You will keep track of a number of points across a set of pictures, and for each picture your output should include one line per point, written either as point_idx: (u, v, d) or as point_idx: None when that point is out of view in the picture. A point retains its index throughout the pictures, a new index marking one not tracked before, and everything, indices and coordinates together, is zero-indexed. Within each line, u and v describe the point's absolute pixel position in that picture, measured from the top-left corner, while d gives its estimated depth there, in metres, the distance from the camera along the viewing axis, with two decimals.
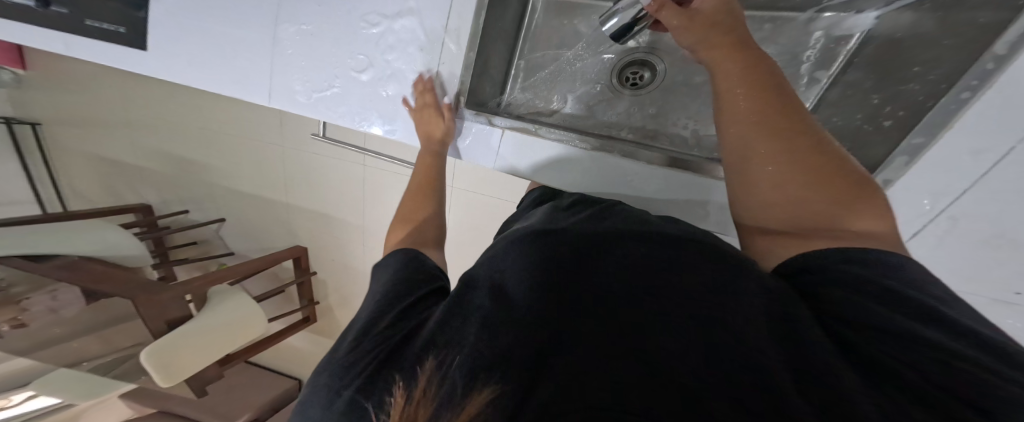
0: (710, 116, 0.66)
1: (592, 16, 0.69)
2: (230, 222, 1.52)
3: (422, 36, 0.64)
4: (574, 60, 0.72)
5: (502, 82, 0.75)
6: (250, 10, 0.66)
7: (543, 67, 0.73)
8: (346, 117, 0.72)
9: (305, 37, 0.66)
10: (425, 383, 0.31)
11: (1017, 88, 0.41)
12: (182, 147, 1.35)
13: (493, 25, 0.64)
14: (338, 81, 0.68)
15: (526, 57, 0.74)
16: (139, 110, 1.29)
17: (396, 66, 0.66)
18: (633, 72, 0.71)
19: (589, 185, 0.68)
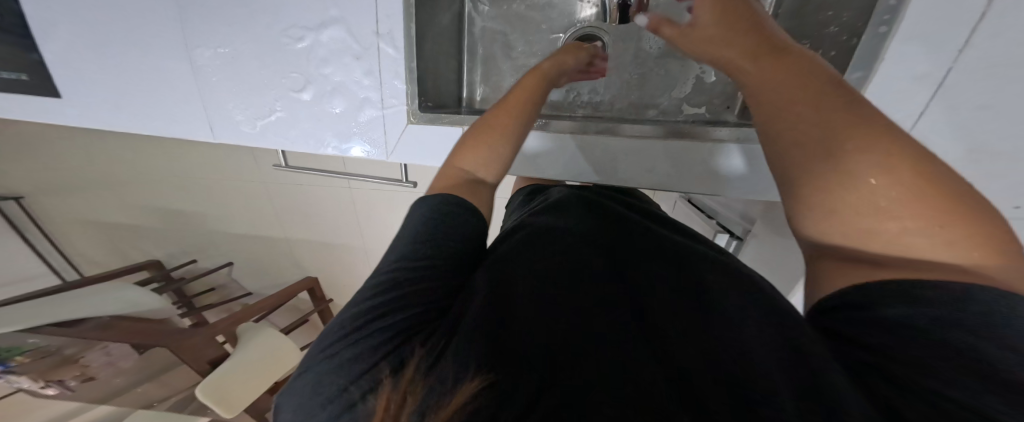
0: (669, 83, 0.61)
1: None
2: (238, 264, 1.51)
3: (355, 43, 0.57)
4: (517, 43, 0.64)
5: (457, 82, 0.67)
6: (163, 44, 0.60)
7: (493, 58, 0.66)
8: (302, 141, 0.69)
9: (226, 61, 0.61)
10: (441, 387, 0.26)
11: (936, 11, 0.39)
12: (165, 199, 1.31)
13: (428, 18, 0.57)
14: (279, 104, 0.65)
15: (473, 45, 0.66)
16: (106, 169, 1.24)
17: (337, 80, 0.61)
18: (586, 49, 0.64)
19: (568, 171, 0.61)
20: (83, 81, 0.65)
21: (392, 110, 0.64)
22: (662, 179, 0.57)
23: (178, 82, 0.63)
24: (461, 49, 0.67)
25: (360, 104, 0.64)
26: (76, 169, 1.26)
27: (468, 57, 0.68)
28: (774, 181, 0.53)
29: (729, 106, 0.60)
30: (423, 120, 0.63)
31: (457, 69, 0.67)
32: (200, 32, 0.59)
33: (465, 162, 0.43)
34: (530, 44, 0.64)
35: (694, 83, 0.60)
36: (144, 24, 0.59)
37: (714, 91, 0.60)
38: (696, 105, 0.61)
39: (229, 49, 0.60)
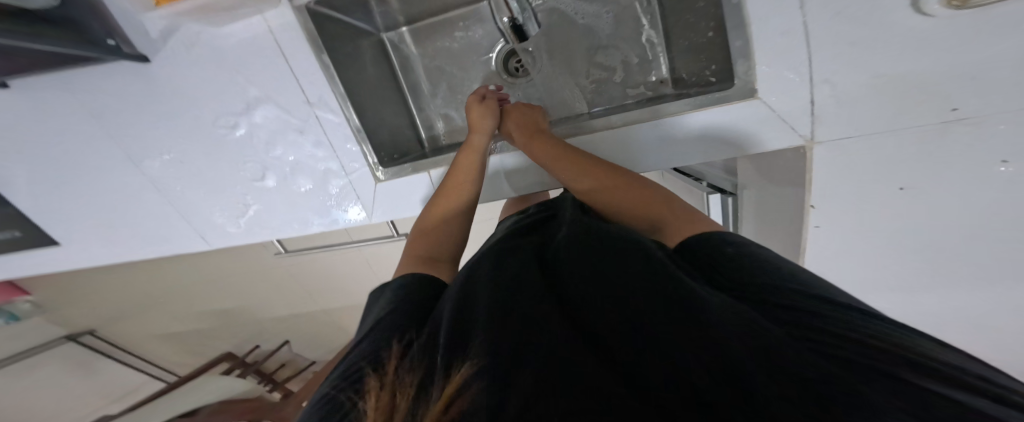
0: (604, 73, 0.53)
1: (454, 29, 0.55)
2: (295, 339, 1.57)
3: (291, 117, 0.52)
4: (447, 74, 0.58)
5: (413, 127, 0.61)
6: (113, 170, 0.57)
7: (440, 89, 0.59)
8: (287, 227, 0.66)
9: (176, 167, 0.57)
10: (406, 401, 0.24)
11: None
12: (212, 301, 1.37)
13: (355, 74, 0.52)
14: (250, 196, 0.63)
15: (410, 82, 0.59)
16: (151, 287, 1.30)
17: (292, 160, 0.57)
18: (516, 62, 0.57)
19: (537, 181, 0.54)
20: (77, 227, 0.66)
21: (356, 174, 0.58)
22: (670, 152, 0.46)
23: (153, 203, 0.62)
24: (403, 91, 0.59)
25: (324, 175, 0.59)
26: (126, 294, 1.32)
27: (412, 94, 0.60)
28: (783, 124, 0.39)
29: (660, 80, 0.52)
30: (390, 174, 0.58)
31: (406, 114, 0.60)
32: (138, 145, 0.54)
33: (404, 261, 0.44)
34: (463, 70, 0.57)
35: (622, 69, 0.52)
36: (86, 158, 0.55)
37: (642, 69, 0.52)
38: (632, 87, 0.52)
39: (172, 154, 0.55)
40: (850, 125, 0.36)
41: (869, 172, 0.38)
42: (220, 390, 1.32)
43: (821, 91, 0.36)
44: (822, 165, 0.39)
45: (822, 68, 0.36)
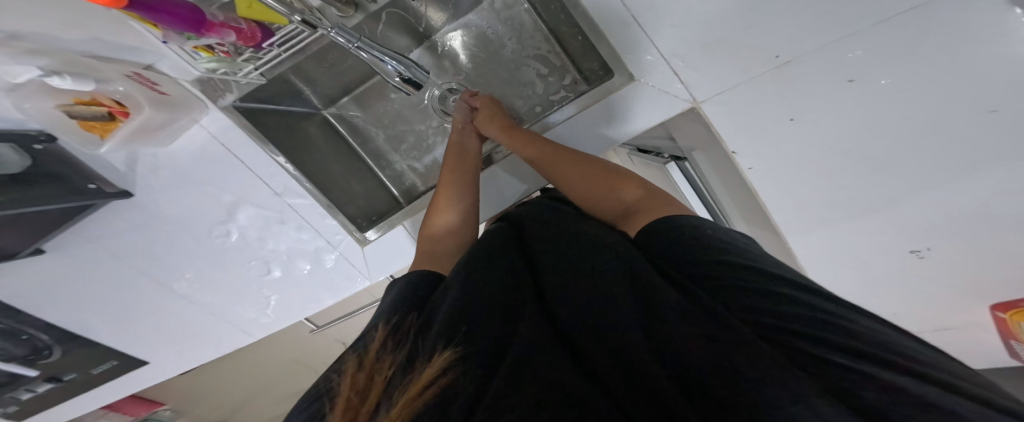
0: (525, 88, 0.54)
1: (387, 92, 0.56)
2: None
3: (268, 210, 0.55)
4: (392, 135, 0.59)
5: (383, 187, 0.60)
6: (143, 299, 0.62)
7: (396, 143, 0.59)
8: (306, 307, 0.69)
9: (196, 280, 0.62)
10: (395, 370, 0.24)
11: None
12: (294, 383, 1.47)
13: (311, 155, 0.53)
14: (266, 289, 0.66)
15: (366, 150, 0.60)
16: (242, 381, 1.43)
17: (284, 248, 0.60)
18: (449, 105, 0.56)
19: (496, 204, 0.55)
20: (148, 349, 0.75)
21: (342, 245, 0.59)
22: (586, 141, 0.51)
23: (192, 316, 0.68)
24: (363, 159, 0.60)
25: (317, 253, 0.61)
26: (225, 391, 1.45)
27: (372, 159, 0.60)
28: (668, 95, 0.45)
29: (577, 80, 0.52)
30: (371, 237, 0.57)
31: (371, 176, 0.60)
32: (157, 271, 0.59)
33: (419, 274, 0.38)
34: (406, 124, 0.58)
35: (540, 81, 0.53)
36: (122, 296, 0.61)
37: (558, 75, 0.53)
38: (553, 95, 0.53)
39: (190, 272, 0.61)
40: (714, 82, 0.42)
41: (761, 109, 0.42)
42: None
43: (677, 63, 0.42)
44: (718, 116, 0.44)
45: (668, 49, 0.42)
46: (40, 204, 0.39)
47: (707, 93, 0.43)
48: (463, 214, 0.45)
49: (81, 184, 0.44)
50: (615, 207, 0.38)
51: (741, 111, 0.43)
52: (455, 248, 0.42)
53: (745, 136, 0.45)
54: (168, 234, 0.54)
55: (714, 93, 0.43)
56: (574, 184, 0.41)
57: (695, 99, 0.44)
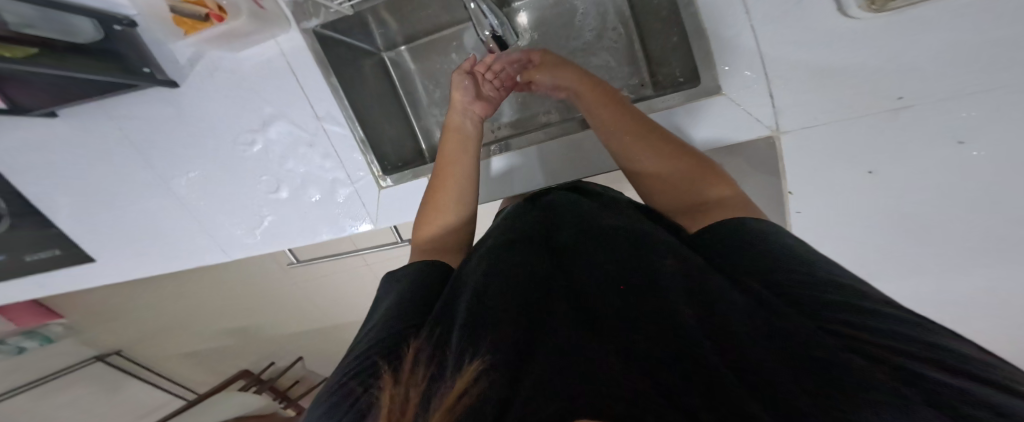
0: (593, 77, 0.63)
1: (449, 51, 0.62)
2: (307, 357, 1.58)
3: (302, 132, 0.58)
4: (439, 93, 0.64)
5: (413, 137, 0.66)
6: (143, 186, 0.65)
7: (439, 100, 0.64)
8: (299, 235, 0.71)
9: (198, 182, 0.64)
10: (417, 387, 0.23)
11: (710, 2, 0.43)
12: (227, 320, 1.40)
13: (359, 91, 0.58)
14: (264, 208, 0.68)
15: (414, 99, 0.65)
16: (169, 307, 1.34)
17: (303, 171, 0.63)
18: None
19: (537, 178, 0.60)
20: (101, 244, 0.72)
21: (361, 182, 0.63)
22: None
23: (173, 219, 0.69)
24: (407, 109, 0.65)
25: (332, 185, 0.64)
26: (146, 315, 1.36)
27: (413, 110, 0.66)
28: (749, 118, 0.45)
29: (643, 82, 0.61)
30: (392, 180, 0.62)
31: (405, 126, 0.65)
32: (168, 164, 0.62)
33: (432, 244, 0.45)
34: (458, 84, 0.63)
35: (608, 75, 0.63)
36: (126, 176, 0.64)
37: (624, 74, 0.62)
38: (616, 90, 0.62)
39: (199, 173, 0.63)
40: (813, 112, 0.42)
41: (838, 153, 0.44)
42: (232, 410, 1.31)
43: (777, 84, 0.43)
44: (792, 151, 0.45)
45: (772, 68, 0.42)
46: (107, 76, 0.47)
47: (794, 124, 0.43)
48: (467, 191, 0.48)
49: (138, 68, 0.52)
50: (689, 194, 0.37)
51: (820, 148, 0.44)
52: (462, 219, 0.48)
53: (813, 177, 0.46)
54: (197, 131, 0.59)
55: (804, 126, 0.43)
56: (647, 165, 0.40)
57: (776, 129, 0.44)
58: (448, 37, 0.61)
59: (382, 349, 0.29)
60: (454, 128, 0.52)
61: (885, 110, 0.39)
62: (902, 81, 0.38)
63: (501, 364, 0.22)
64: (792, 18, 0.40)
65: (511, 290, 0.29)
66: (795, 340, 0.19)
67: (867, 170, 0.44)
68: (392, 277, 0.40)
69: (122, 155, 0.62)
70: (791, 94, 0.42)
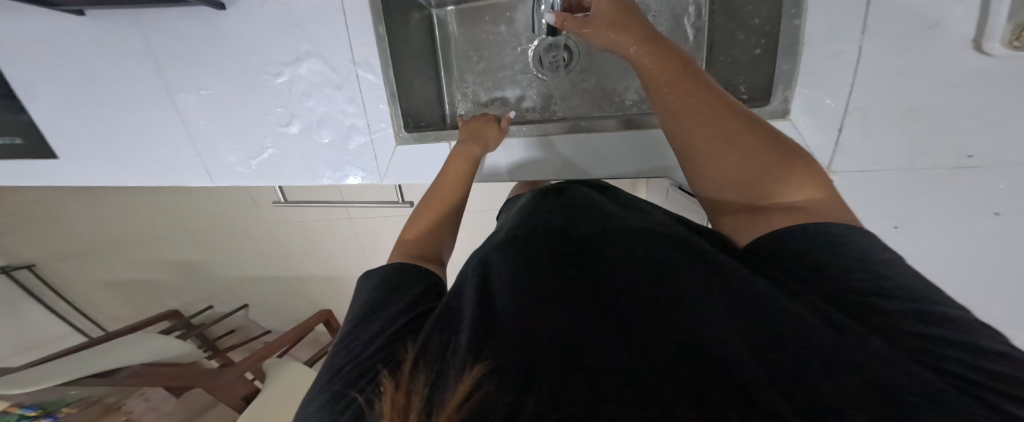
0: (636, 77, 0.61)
1: (498, 22, 0.63)
2: (253, 306, 1.49)
3: (332, 73, 0.58)
4: (478, 63, 0.66)
5: (439, 101, 0.68)
6: (151, 94, 0.65)
7: (478, 69, 0.66)
8: (297, 174, 0.71)
9: (209, 102, 0.64)
10: (421, 388, 0.27)
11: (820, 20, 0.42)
12: (179, 250, 1.32)
13: (403, 47, 0.59)
14: (269, 140, 0.68)
15: (454, 63, 0.67)
16: (116, 224, 1.26)
17: (321, 111, 0.62)
18: (554, 55, 0.63)
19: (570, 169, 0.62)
20: (87, 136, 0.71)
21: (380, 133, 0.64)
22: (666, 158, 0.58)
23: (168, 129, 0.69)
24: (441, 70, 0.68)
25: (347, 131, 0.64)
26: (88, 228, 1.27)
27: (446, 74, 0.68)
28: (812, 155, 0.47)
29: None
30: (411, 138, 0.63)
31: (436, 88, 0.67)
32: (183, 79, 0.63)
33: (411, 243, 0.48)
34: (496, 57, 0.65)
35: None
36: (134, 77, 0.64)
37: None
38: None
39: (210, 91, 0.64)
40: (869, 156, 0.45)
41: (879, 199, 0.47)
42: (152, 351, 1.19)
43: (853, 118, 0.44)
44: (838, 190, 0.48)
45: (856, 101, 0.43)
46: None
47: (847, 166, 0.46)
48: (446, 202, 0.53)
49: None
50: (749, 203, 0.34)
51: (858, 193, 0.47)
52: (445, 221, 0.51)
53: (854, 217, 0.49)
54: (221, 49, 0.60)
55: (855, 169, 0.46)
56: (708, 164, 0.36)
57: (830, 167, 0.46)
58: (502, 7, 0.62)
59: (397, 338, 0.33)
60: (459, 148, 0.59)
61: (937, 167, 0.43)
62: (976, 138, 0.40)
63: (504, 368, 0.27)
64: (907, 46, 0.40)
65: (519, 290, 0.33)
66: (789, 342, 0.24)
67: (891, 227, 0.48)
68: (377, 270, 0.43)
69: (135, 54, 0.62)
70: (861, 130, 0.44)
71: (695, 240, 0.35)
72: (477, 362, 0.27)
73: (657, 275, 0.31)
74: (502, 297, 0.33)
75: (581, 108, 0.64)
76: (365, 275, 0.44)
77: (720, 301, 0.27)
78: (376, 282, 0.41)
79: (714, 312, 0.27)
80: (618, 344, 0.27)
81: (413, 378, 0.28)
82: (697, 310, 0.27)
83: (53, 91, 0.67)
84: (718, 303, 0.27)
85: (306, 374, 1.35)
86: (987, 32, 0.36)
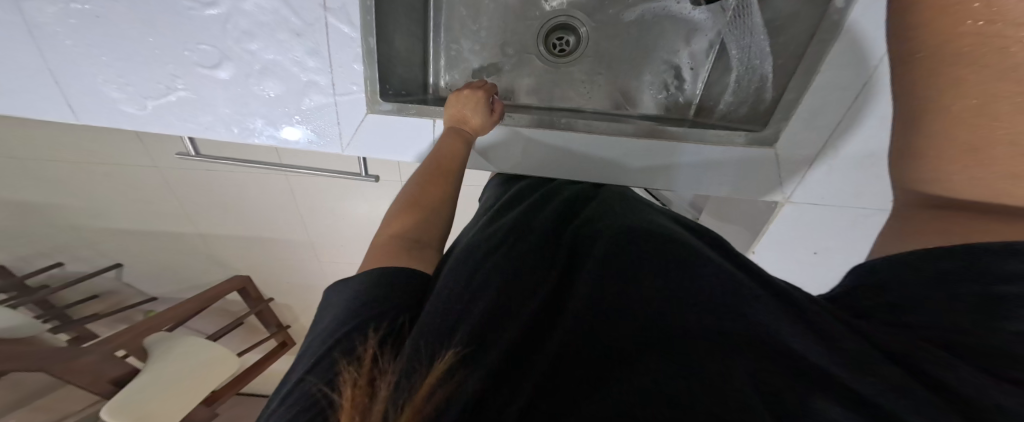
0: (634, 79, 0.63)
1: None
2: (129, 265, 1.21)
3: (292, 16, 0.48)
4: (479, 32, 0.64)
5: (422, 66, 0.64)
6: None
7: (473, 36, 0.64)
8: (214, 127, 0.57)
9: (87, 20, 0.48)
10: (387, 373, 0.24)
11: (838, 59, 0.45)
12: (8, 191, 0.99)
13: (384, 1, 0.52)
14: (181, 81, 0.53)
15: (445, 28, 0.64)
16: None
17: (268, 58, 0.51)
18: (558, 38, 0.64)
19: (563, 159, 0.59)
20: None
21: (346, 97, 0.54)
22: (661, 159, 0.56)
23: (9, 45, 0.50)
24: (427, 32, 0.64)
25: (302, 87, 0.53)
26: None
27: (433, 46, 0.65)
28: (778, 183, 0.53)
29: (687, 104, 0.63)
30: (384, 107, 0.55)
31: (421, 51, 0.64)
32: None
33: (401, 231, 0.42)
34: (493, 26, 0.63)
35: (654, 86, 0.63)
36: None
37: (663, 86, 0.63)
38: (653, 102, 0.64)
39: (89, 6, 0.47)
40: (821, 193, 0.51)
41: (816, 227, 0.55)
42: None
43: (827, 156, 0.49)
44: (786, 217, 0.56)
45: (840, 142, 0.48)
46: None
47: (802, 199, 0.53)
48: (444, 181, 0.48)
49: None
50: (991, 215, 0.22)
51: (807, 224, 0.55)
52: (441, 209, 0.46)
53: (794, 239, 0.58)
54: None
55: (807, 201, 0.53)
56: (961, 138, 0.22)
57: (788, 198, 0.54)
58: None
59: (362, 321, 0.30)
60: (455, 127, 0.53)
61: (867, 207, 0.50)
62: None
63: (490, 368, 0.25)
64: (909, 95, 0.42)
65: (505, 295, 0.31)
66: (790, 342, 0.22)
67: (812, 251, 0.58)
68: (343, 280, 0.35)
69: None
70: (828, 170, 0.50)
71: (693, 243, 0.34)
72: (452, 362, 0.25)
73: (652, 277, 0.30)
74: (488, 295, 0.31)
75: (576, 99, 0.65)
76: (334, 286, 0.35)
77: (716, 299, 0.26)
78: (352, 276, 0.35)
79: (711, 310, 0.26)
80: (603, 342, 0.27)
81: (378, 370, 0.24)
82: (692, 309, 0.26)
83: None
84: (716, 302, 0.26)
85: (209, 348, 1.18)
86: None
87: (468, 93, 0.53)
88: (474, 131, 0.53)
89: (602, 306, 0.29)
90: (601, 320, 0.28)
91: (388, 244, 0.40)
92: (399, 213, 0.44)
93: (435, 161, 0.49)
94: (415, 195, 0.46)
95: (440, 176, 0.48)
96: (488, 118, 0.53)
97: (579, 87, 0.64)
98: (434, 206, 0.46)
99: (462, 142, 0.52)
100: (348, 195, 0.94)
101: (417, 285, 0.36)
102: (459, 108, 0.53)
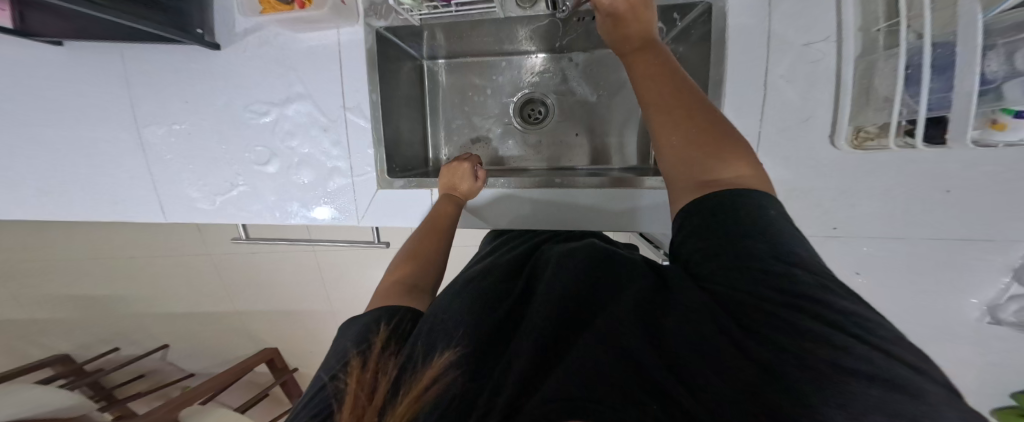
0: (598, 134, 0.74)
1: (475, 83, 0.78)
2: (174, 345, 1.31)
3: (322, 116, 0.64)
4: (467, 112, 0.78)
5: (423, 144, 0.79)
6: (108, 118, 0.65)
7: (463, 116, 0.79)
8: (260, 213, 0.70)
9: (179, 135, 0.66)
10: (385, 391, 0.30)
11: (737, 106, 0.52)
12: (90, 282, 1.17)
13: (392, 98, 0.68)
14: (241, 178, 0.68)
15: (441, 113, 0.80)
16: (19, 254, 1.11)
17: (304, 152, 0.66)
18: (532, 110, 0.77)
19: (545, 212, 0.68)
20: (27, 164, 0.69)
21: (362, 177, 0.67)
22: (625, 202, 0.65)
23: (127, 161, 0.68)
24: (427, 117, 0.80)
25: (328, 172, 0.67)
26: None
27: (431, 127, 0.80)
28: None
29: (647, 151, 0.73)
30: (391, 182, 0.67)
31: (422, 133, 0.78)
32: (155, 114, 0.65)
33: (402, 278, 0.50)
34: (481, 109, 0.78)
35: (617, 142, 0.74)
36: (104, 107, 0.65)
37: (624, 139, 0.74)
38: (619, 153, 0.74)
39: (185, 126, 0.66)
40: None
41: None
42: (37, 403, 1.02)
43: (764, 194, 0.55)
44: None
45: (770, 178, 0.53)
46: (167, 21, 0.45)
47: None
48: (438, 238, 0.57)
49: (193, 27, 0.58)
50: (695, 180, 0.35)
51: None
52: (434, 257, 0.55)
53: None
54: (205, 87, 0.64)
55: None
56: (667, 124, 0.38)
57: None
58: (485, 69, 0.77)
59: (350, 360, 0.36)
60: (448, 190, 0.64)
61: (812, 235, 0.56)
62: (840, 215, 0.54)
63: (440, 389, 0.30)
64: (796, 130, 0.50)
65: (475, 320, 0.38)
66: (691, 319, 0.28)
67: None
68: (351, 321, 0.42)
69: (107, 85, 0.64)
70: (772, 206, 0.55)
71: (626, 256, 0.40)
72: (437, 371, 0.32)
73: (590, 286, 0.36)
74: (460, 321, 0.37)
75: (550, 156, 0.76)
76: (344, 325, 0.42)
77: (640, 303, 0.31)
78: (358, 320, 0.42)
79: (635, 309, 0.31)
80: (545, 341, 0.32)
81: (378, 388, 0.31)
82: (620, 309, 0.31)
83: (8, 110, 0.67)
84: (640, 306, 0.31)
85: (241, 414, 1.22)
86: (838, 131, 0.49)
87: (458, 164, 0.65)
88: (466, 193, 0.64)
89: (545, 317, 0.33)
90: (544, 328, 0.32)
91: (387, 292, 0.48)
92: (399, 264, 0.53)
93: (431, 219, 0.60)
94: (412, 250, 0.55)
95: (436, 234, 0.58)
96: (475, 183, 0.64)
97: (553, 149, 0.76)
98: (431, 259, 0.54)
99: (456, 204, 0.63)
100: (367, 261, 1.05)
101: (409, 317, 0.43)
102: (448, 176, 0.65)
